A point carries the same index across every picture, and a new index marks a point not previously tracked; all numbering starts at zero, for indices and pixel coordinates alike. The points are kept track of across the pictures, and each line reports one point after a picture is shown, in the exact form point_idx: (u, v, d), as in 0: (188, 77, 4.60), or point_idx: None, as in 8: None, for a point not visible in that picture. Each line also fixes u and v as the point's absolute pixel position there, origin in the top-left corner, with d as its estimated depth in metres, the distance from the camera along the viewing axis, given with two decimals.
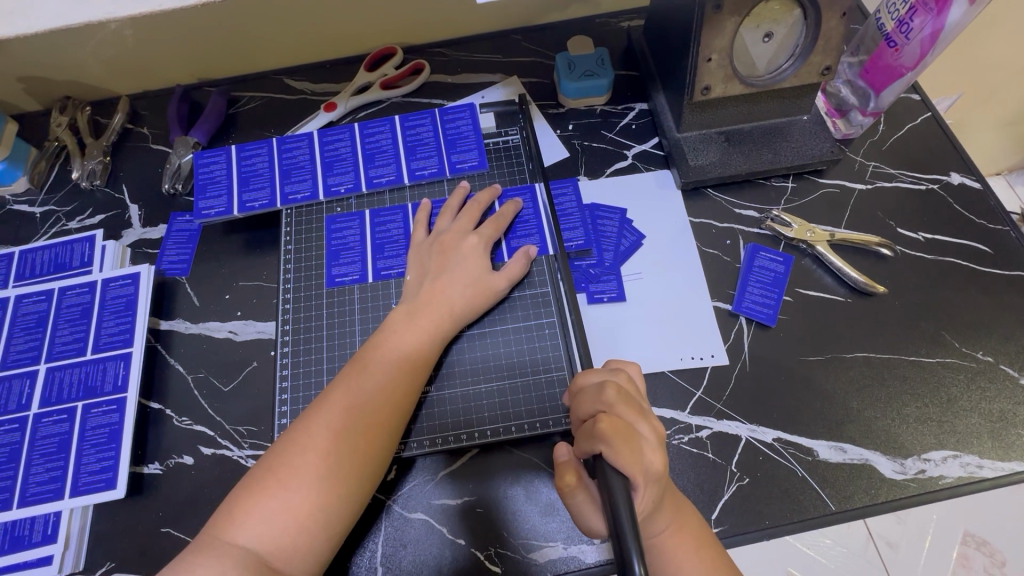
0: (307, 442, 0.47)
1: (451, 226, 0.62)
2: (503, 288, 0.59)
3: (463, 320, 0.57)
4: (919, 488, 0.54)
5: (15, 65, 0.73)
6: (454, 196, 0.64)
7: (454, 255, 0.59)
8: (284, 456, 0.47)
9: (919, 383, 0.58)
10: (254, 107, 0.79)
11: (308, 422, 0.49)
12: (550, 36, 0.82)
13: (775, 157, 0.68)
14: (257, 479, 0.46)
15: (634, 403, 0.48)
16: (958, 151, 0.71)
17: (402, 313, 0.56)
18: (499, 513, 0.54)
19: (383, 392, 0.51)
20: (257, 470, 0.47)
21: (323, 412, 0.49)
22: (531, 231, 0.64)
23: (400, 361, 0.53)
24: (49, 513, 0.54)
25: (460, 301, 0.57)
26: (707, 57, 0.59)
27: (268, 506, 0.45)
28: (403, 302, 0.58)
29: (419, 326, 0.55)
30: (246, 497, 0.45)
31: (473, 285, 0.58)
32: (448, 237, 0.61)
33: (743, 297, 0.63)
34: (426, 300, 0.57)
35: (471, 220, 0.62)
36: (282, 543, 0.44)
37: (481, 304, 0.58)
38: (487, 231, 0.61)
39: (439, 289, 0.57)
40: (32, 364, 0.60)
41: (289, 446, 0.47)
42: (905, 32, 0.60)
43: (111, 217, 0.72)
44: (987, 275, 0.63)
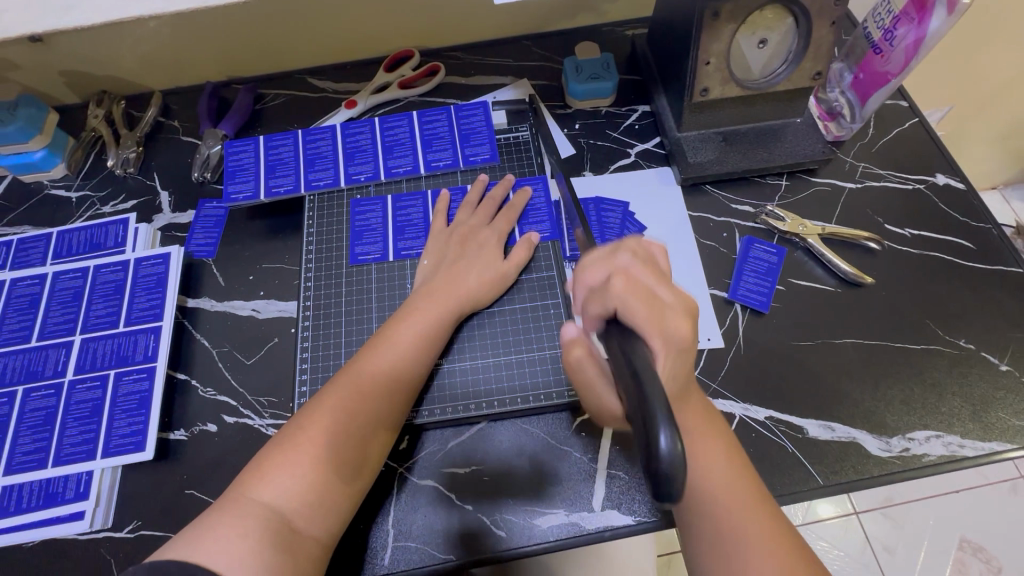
0: (336, 404, 0.51)
1: (469, 219, 0.66)
2: (511, 274, 0.63)
3: (475, 302, 0.61)
4: (903, 465, 0.57)
5: (59, 59, 0.78)
6: (475, 188, 0.69)
7: (471, 246, 0.64)
8: (312, 417, 0.50)
9: (904, 367, 0.62)
10: (278, 104, 0.83)
11: (335, 387, 0.53)
12: (558, 43, 0.87)
13: (769, 156, 0.72)
14: (285, 438, 0.49)
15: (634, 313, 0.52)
16: (944, 155, 0.75)
17: (418, 295, 0.60)
18: (505, 485, 0.57)
19: (402, 364, 0.55)
20: (286, 431, 0.50)
21: (350, 378, 0.53)
22: (534, 222, 0.68)
23: (420, 335, 0.57)
24: (82, 472, 0.57)
25: (474, 284, 0.61)
26: (705, 61, 0.64)
27: (294, 463, 0.48)
28: (419, 286, 0.62)
29: (436, 304, 0.59)
30: (274, 455, 0.48)
31: (486, 269, 0.62)
32: (464, 230, 0.65)
33: (738, 285, 0.66)
34: (444, 281, 0.61)
35: (486, 215, 0.66)
36: (304, 501, 0.47)
37: (492, 289, 0.62)
38: (500, 224, 0.66)
39: (455, 272, 0.61)
40: (68, 335, 0.64)
41: (317, 408, 0.51)
42: (891, 41, 0.65)
43: (142, 202, 0.76)
44: (970, 269, 0.67)
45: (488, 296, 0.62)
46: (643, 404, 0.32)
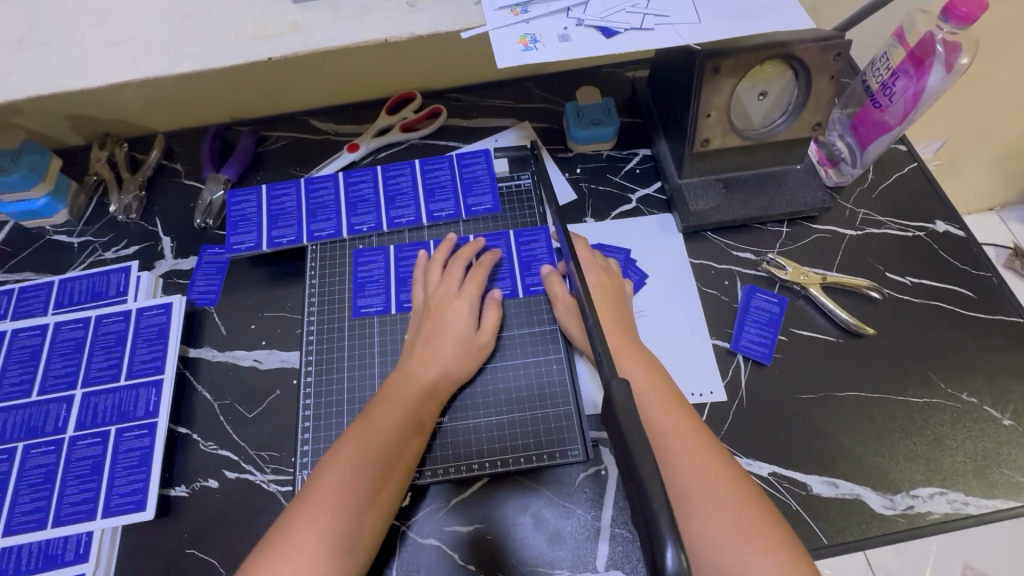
0: (316, 506, 0.49)
1: (440, 285, 0.65)
2: (488, 343, 0.62)
3: (457, 379, 0.60)
4: (908, 523, 0.57)
5: (63, 105, 0.79)
6: (442, 246, 0.68)
7: (444, 317, 0.62)
8: (293, 523, 0.49)
9: (907, 421, 0.62)
10: (281, 146, 0.84)
11: (315, 486, 0.51)
12: (559, 84, 0.87)
13: (770, 205, 0.72)
14: (268, 547, 0.48)
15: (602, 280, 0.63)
16: (943, 200, 0.75)
17: (398, 375, 0.59)
18: (509, 544, 0.57)
19: (392, 443, 0.54)
20: (269, 538, 0.48)
21: (330, 475, 0.51)
22: (504, 275, 0.68)
23: (401, 418, 0.56)
24: (82, 532, 0.57)
25: (455, 358, 0.60)
26: (706, 112, 0.65)
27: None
28: (399, 365, 0.60)
29: (416, 384, 0.58)
30: (257, 568, 0.47)
31: (464, 347, 0.61)
32: (437, 298, 0.64)
33: (740, 335, 0.66)
34: (423, 357, 0.60)
35: (457, 277, 0.65)
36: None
37: (475, 360, 0.62)
38: (472, 289, 0.64)
39: (433, 346, 0.60)
40: (68, 388, 0.64)
41: (297, 512, 0.49)
42: (889, 95, 0.65)
43: (144, 248, 0.76)
44: (971, 319, 0.67)
45: (471, 369, 0.61)
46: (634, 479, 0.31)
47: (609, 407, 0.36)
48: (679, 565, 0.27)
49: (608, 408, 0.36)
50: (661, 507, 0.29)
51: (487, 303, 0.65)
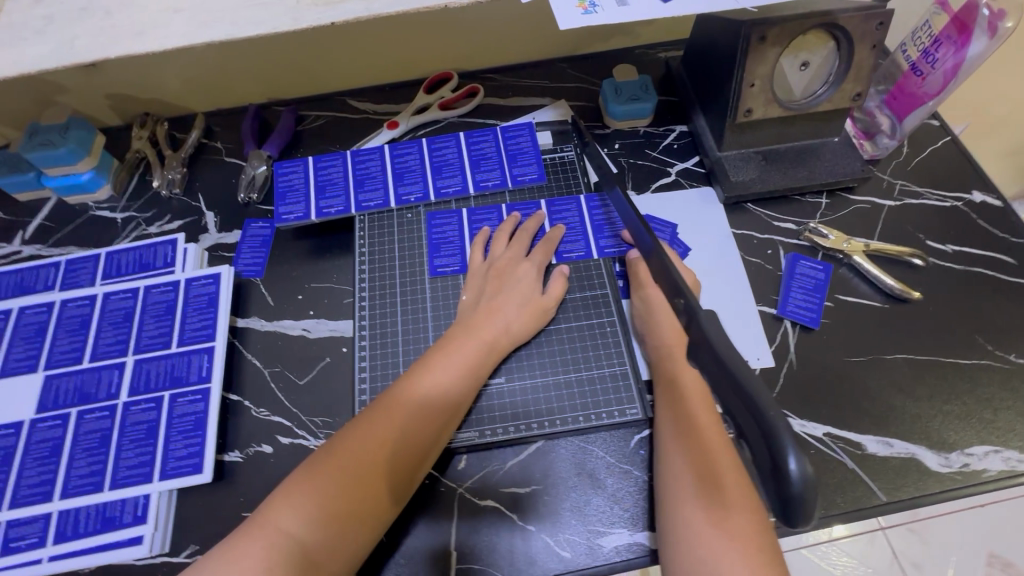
0: (361, 435, 0.51)
1: (505, 252, 0.66)
2: (551, 308, 0.63)
3: (514, 338, 0.61)
4: (965, 481, 0.57)
5: (106, 83, 0.80)
6: (506, 223, 0.69)
7: (509, 279, 0.64)
8: (339, 447, 0.51)
9: (957, 382, 0.62)
10: (320, 125, 0.85)
11: (366, 416, 0.53)
12: (593, 65, 0.89)
13: (810, 175, 0.73)
14: (314, 463, 0.50)
15: (690, 278, 0.63)
16: (978, 172, 0.76)
17: (459, 328, 0.60)
18: (567, 503, 0.57)
19: (442, 392, 0.55)
20: (316, 456, 0.51)
21: (379, 409, 0.53)
22: (577, 237, 0.69)
23: (454, 373, 0.57)
24: (139, 495, 0.57)
25: (513, 321, 0.61)
26: (750, 82, 0.66)
27: (316, 492, 0.48)
28: (459, 320, 0.62)
29: (474, 340, 0.59)
30: (301, 480, 0.49)
31: (526, 304, 0.62)
32: (502, 263, 0.65)
33: (787, 301, 0.67)
34: (482, 318, 0.61)
35: (522, 247, 0.67)
36: (323, 535, 0.47)
37: (534, 323, 0.62)
38: (537, 257, 0.66)
39: (493, 307, 0.61)
40: (120, 355, 0.64)
41: (345, 438, 0.52)
42: (930, 62, 0.66)
43: (188, 223, 0.76)
44: (1014, 284, 0.68)
45: (529, 331, 0.62)
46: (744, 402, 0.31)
47: (698, 334, 0.37)
48: (803, 467, 0.28)
49: (698, 338, 0.37)
50: (775, 410, 0.29)
51: (552, 275, 0.65)
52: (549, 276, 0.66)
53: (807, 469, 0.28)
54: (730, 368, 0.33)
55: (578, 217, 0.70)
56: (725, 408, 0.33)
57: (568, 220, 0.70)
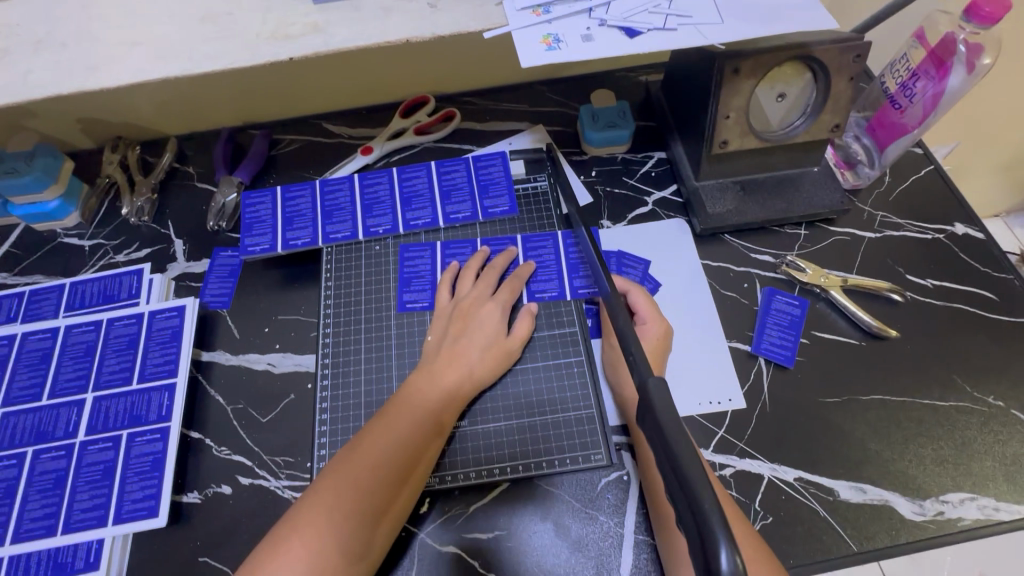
0: (327, 504, 0.48)
1: (471, 290, 0.65)
2: (516, 350, 0.62)
3: (478, 383, 0.59)
4: (938, 530, 0.56)
5: (75, 108, 0.78)
6: (474, 258, 0.67)
7: (473, 320, 0.62)
8: (303, 518, 0.48)
9: (933, 425, 0.60)
10: (294, 149, 0.83)
11: (328, 481, 0.50)
12: (572, 88, 0.87)
13: (788, 207, 0.72)
14: (277, 540, 0.47)
15: (658, 322, 0.62)
16: (961, 202, 0.75)
17: (421, 374, 0.59)
18: (529, 551, 0.55)
19: (407, 446, 0.53)
20: (278, 531, 0.47)
21: (342, 472, 0.50)
22: (552, 276, 0.67)
23: (418, 423, 0.55)
24: (92, 540, 0.55)
25: (477, 365, 0.60)
26: (725, 114, 0.65)
27: (286, 571, 0.45)
28: (422, 364, 0.60)
29: (437, 387, 0.57)
30: (264, 561, 0.46)
31: (490, 347, 0.61)
32: (467, 302, 0.63)
33: (761, 338, 0.65)
34: (445, 363, 0.59)
35: (489, 284, 0.65)
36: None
37: (499, 366, 0.61)
38: (504, 295, 0.64)
39: (456, 351, 0.60)
40: (79, 392, 0.63)
41: (308, 508, 0.48)
42: (908, 95, 0.65)
43: (156, 251, 0.75)
44: (994, 321, 0.66)
45: (494, 375, 0.60)
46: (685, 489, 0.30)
47: (646, 403, 0.36)
48: (734, 565, 0.27)
49: (646, 408, 0.36)
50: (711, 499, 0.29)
51: (519, 314, 0.64)
52: (515, 315, 0.65)
53: (741, 564, 0.28)
54: (672, 448, 0.32)
55: (550, 252, 0.69)
56: (666, 486, 0.32)
57: (542, 256, 0.69)
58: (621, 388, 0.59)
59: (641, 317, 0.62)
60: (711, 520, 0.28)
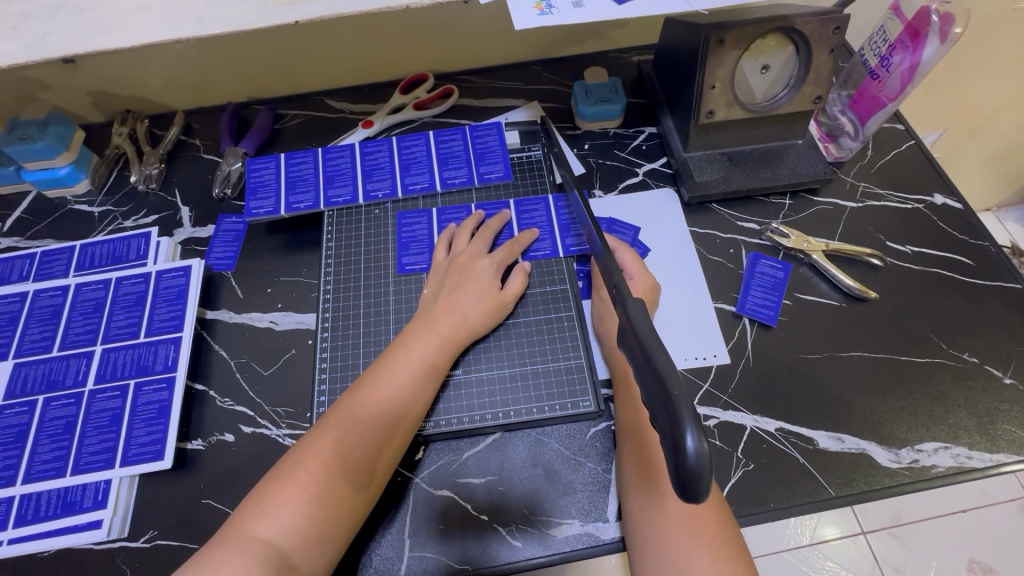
0: (330, 439, 0.52)
1: (466, 247, 0.67)
2: (509, 302, 0.64)
3: (472, 332, 0.62)
4: (913, 477, 0.58)
5: (87, 80, 0.81)
6: (471, 219, 0.70)
7: (469, 274, 0.64)
8: (307, 452, 0.51)
9: (910, 380, 0.63)
10: (297, 123, 0.86)
11: (332, 419, 0.53)
12: (567, 68, 0.90)
13: (773, 176, 0.75)
14: (284, 471, 0.50)
15: (645, 277, 0.65)
16: (941, 175, 0.78)
17: (418, 324, 0.61)
18: (521, 493, 0.58)
19: (403, 388, 0.56)
20: (285, 463, 0.51)
21: (344, 412, 0.54)
22: (543, 237, 0.70)
23: (416, 369, 0.57)
24: (100, 480, 0.58)
25: (471, 315, 0.62)
26: (711, 84, 0.67)
27: (291, 498, 0.49)
28: (419, 315, 0.63)
29: (433, 334, 0.60)
30: (272, 489, 0.50)
31: (484, 298, 0.63)
32: (462, 258, 0.66)
33: (746, 299, 0.68)
34: (441, 312, 0.61)
35: (484, 243, 0.68)
36: (301, 538, 0.48)
37: (493, 317, 0.63)
38: (500, 254, 0.67)
39: (452, 301, 0.62)
40: (88, 345, 0.65)
41: (312, 443, 0.52)
42: (887, 67, 0.68)
43: (163, 217, 0.78)
44: (971, 285, 0.69)
45: (488, 325, 0.63)
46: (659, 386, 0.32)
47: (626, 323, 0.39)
48: (700, 447, 0.29)
49: (627, 328, 0.39)
50: (681, 393, 0.31)
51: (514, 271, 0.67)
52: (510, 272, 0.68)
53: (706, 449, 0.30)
54: (649, 353, 0.35)
55: (545, 215, 0.72)
56: (644, 393, 0.35)
57: (536, 220, 0.71)
58: (609, 341, 0.62)
59: (629, 273, 0.66)
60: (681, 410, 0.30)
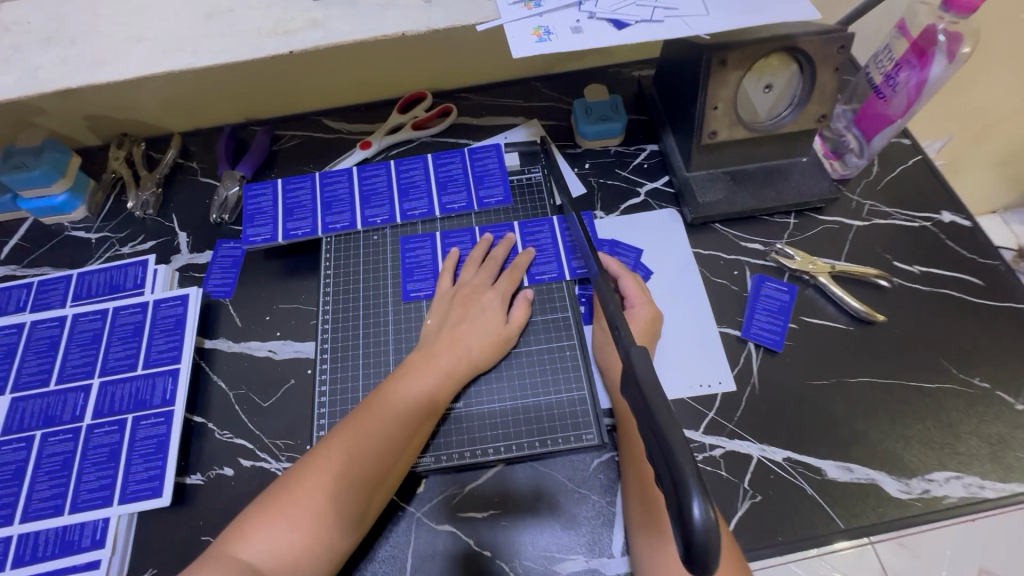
0: (323, 467, 0.51)
1: (473, 278, 0.66)
2: (514, 336, 0.63)
3: (473, 365, 0.61)
4: (924, 507, 0.57)
5: (83, 105, 0.81)
6: (478, 247, 0.69)
7: (474, 306, 0.64)
8: (300, 477, 0.51)
9: (919, 406, 0.62)
10: (294, 145, 0.85)
11: (328, 444, 0.53)
12: (566, 84, 0.89)
13: (777, 196, 0.73)
14: (275, 494, 0.50)
15: (647, 307, 0.64)
16: (948, 192, 0.76)
17: (420, 355, 0.61)
18: (523, 529, 0.57)
19: (400, 420, 0.55)
20: (277, 486, 0.51)
21: (340, 440, 0.53)
22: (549, 259, 0.69)
23: (416, 401, 0.57)
24: (99, 519, 0.57)
25: (474, 348, 0.61)
26: (713, 105, 0.66)
27: (279, 522, 0.49)
28: (421, 346, 0.62)
29: (434, 367, 0.59)
30: (262, 512, 0.49)
31: (489, 333, 0.62)
32: (468, 290, 0.65)
33: (751, 324, 0.67)
34: (444, 345, 0.61)
35: (490, 274, 0.67)
36: (283, 565, 0.47)
37: (496, 351, 0.62)
38: (504, 284, 0.66)
39: (456, 335, 0.62)
40: (86, 378, 0.65)
41: (305, 469, 0.51)
42: (893, 85, 0.66)
43: (161, 243, 0.77)
44: (980, 306, 0.67)
45: (491, 359, 0.62)
46: (663, 450, 0.31)
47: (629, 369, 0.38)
48: (707, 516, 0.28)
49: (630, 376, 0.38)
50: (687, 459, 0.30)
51: (517, 301, 0.66)
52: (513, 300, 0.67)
53: (713, 516, 0.29)
54: (652, 407, 0.34)
55: (549, 238, 0.71)
56: (649, 450, 0.34)
57: (541, 241, 0.70)
58: (611, 371, 0.61)
59: (630, 302, 0.65)
60: (687, 477, 0.29)
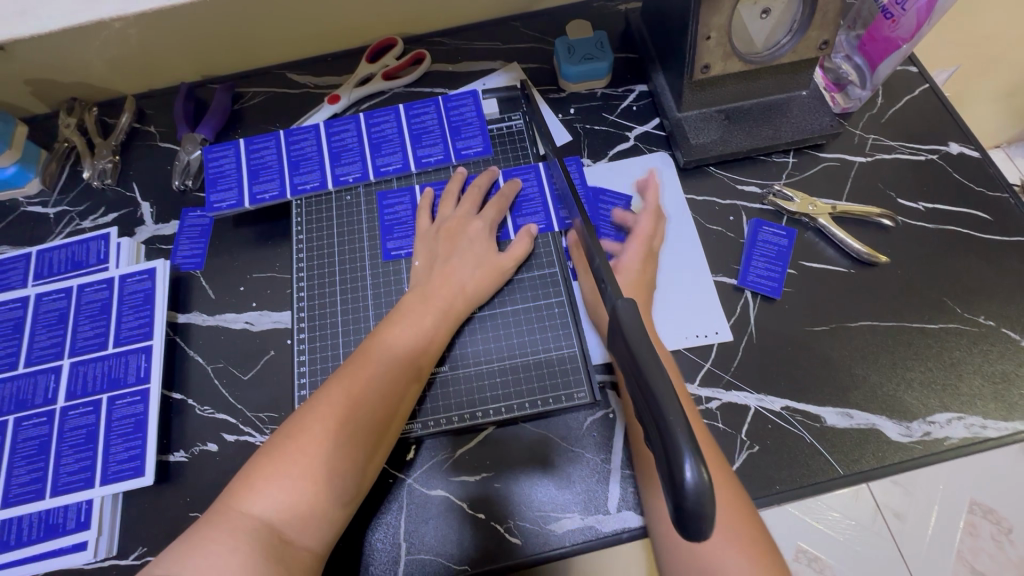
0: (326, 413, 0.49)
1: (454, 212, 0.64)
2: (508, 268, 0.61)
3: (469, 301, 0.59)
4: (925, 450, 0.56)
5: (22, 68, 0.74)
6: (454, 180, 0.66)
7: (460, 238, 0.61)
8: (302, 427, 0.48)
9: (922, 349, 0.60)
10: (258, 102, 0.80)
11: (328, 393, 0.50)
12: (548, 22, 0.82)
13: (775, 134, 0.69)
14: (276, 447, 0.47)
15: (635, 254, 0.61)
16: (956, 121, 0.71)
17: (414, 296, 0.58)
18: (517, 489, 0.56)
19: (399, 362, 0.53)
20: (278, 438, 0.48)
21: (342, 384, 0.51)
22: (536, 209, 0.66)
23: (412, 343, 0.55)
24: (82, 501, 0.56)
25: (468, 283, 0.59)
26: (705, 35, 0.59)
27: (283, 475, 0.46)
28: (414, 287, 0.59)
29: (430, 307, 0.57)
30: (265, 464, 0.47)
31: (481, 265, 0.60)
32: (452, 223, 0.62)
33: (747, 271, 0.64)
34: (436, 282, 0.58)
35: (473, 204, 0.64)
36: (295, 513, 0.45)
37: (491, 286, 0.60)
38: (490, 212, 0.63)
39: (448, 271, 0.59)
40: (55, 359, 0.62)
41: (308, 416, 0.48)
42: (901, 5, 0.61)
43: (123, 215, 0.73)
44: (987, 241, 0.64)
45: (485, 293, 0.60)
46: (655, 413, 0.30)
47: (617, 328, 0.36)
48: (699, 477, 0.27)
49: (620, 334, 0.35)
50: (677, 419, 0.29)
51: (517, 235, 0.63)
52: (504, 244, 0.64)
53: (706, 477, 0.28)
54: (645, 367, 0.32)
55: (536, 186, 0.67)
56: (640, 412, 0.33)
57: (526, 190, 0.67)
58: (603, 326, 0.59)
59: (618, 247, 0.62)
60: (679, 439, 0.28)
